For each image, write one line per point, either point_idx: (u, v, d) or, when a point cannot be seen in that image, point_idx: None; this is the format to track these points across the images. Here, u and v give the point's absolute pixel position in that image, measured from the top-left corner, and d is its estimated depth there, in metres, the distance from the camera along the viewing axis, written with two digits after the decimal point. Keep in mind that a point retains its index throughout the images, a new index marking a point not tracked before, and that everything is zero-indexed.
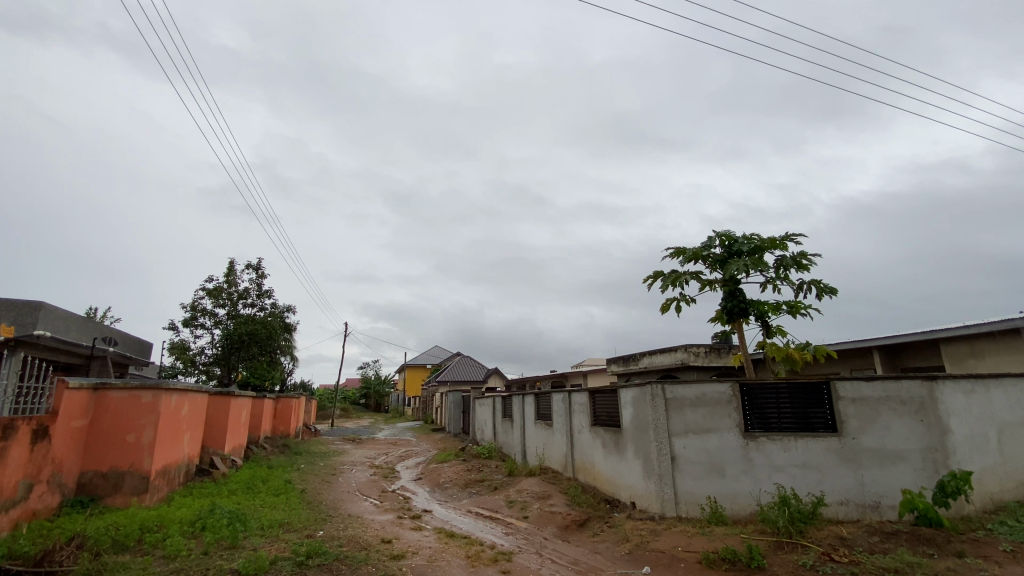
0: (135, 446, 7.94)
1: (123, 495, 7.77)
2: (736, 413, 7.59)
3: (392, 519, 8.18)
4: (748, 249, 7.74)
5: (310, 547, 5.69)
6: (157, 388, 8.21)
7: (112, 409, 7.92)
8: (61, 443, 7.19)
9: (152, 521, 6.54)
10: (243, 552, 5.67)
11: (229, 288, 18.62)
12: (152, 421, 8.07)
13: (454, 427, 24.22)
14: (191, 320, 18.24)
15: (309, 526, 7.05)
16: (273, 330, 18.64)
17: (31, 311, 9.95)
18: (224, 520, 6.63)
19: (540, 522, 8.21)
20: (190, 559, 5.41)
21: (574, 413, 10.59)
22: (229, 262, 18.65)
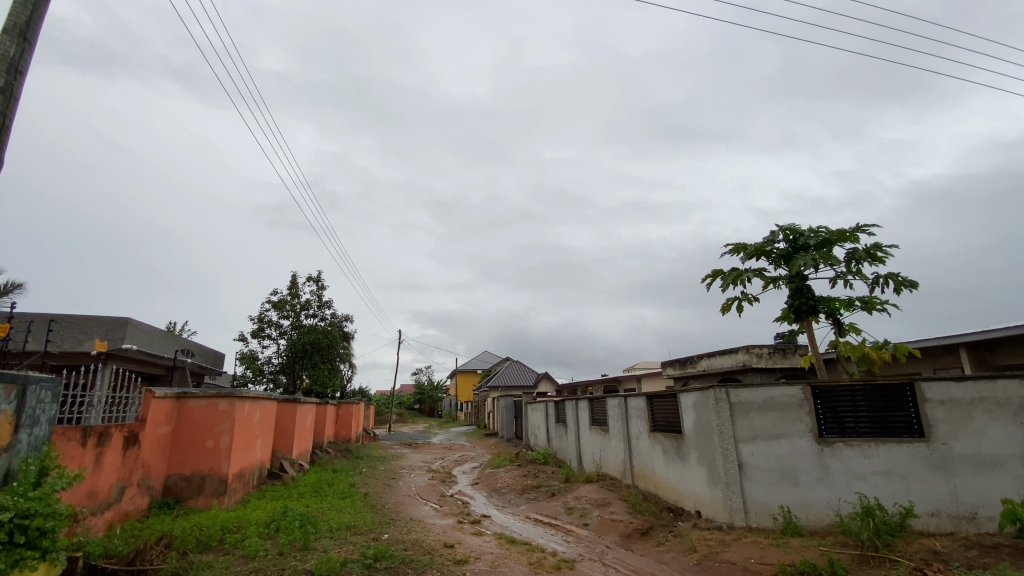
0: (213, 451, 8.45)
1: (204, 497, 8.28)
2: (808, 417, 7.16)
3: (452, 523, 8.27)
4: (815, 242, 7.30)
5: (377, 550, 5.84)
6: (232, 396, 8.72)
7: (193, 416, 8.51)
8: (150, 449, 7.77)
9: (231, 522, 6.94)
10: (315, 553, 5.89)
11: (292, 300, 19.58)
12: (228, 428, 8.58)
13: (507, 433, 24.27)
14: (259, 331, 19.30)
15: (374, 530, 7.25)
16: (333, 339, 19.45)
17: (119, 326, 10.82)
18: (296, 522, 6.94)
19: (602, 530, 8.05)
20: (267, 559, 5.67)
21: (631, 418, 10.34)
22: (291, 276, 19.67)
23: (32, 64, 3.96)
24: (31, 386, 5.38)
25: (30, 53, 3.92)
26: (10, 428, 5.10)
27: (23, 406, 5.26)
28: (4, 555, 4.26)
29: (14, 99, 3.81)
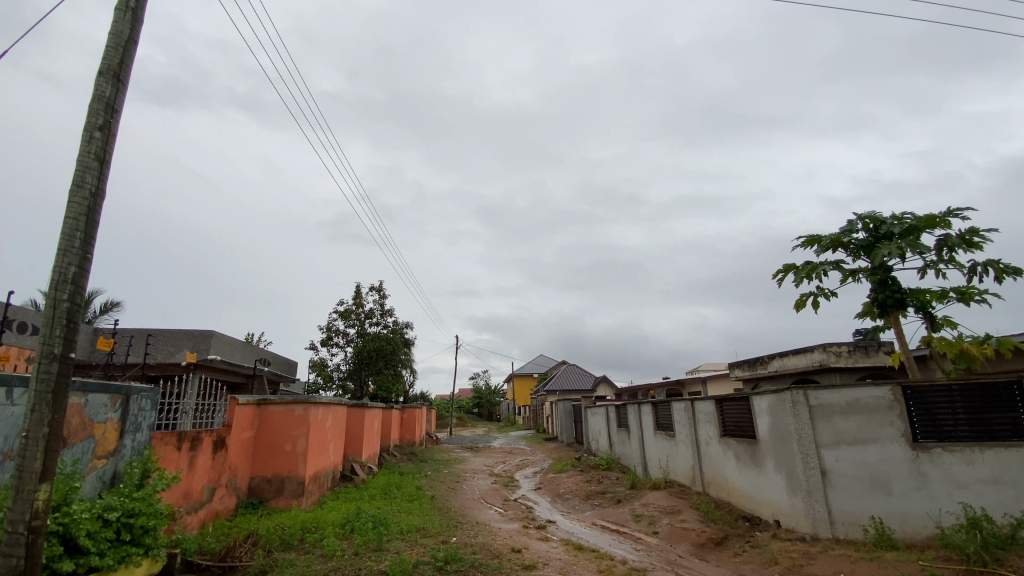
0: (291, 454, 8.94)
1: (285, 498, 8.76)
2: (900, 421, 6.59)
3: (518, 528, 8.29)
4: (900, 230, 6.73)
5: (447, 553, 5.94)
6: (307, 402, 9.20)
7: (273, 421, 9.05)
8: (236, 452, 8.33)
9: (310, 522, 7.29)
10: (388, 554, 6.08)
11: (357, 309, 20.45)
12: (304, 432, 9.05)
13: (567, 437, 24.08)
14: (328, 340, 20.31)
15: (442, 532, 7.38)
16: (395, 345, 20.21)
17: (205, 338, 11.73)
18: (369, 524, 7.19)
19: (672, 539, 7.77)
20: (344, 559, 5.91)
21: (699, 422, 9.96)
22: (355, 286, 20.60)
23: (125, 101, 4.24)
24: (134, 395, 5.91)
25: (123, 91, 4.21)
26: (117, 433, 5.63)
27: (127, 414, 5.79)
28: (113, 549, 4.70)
29: (111, 135, 4.10)
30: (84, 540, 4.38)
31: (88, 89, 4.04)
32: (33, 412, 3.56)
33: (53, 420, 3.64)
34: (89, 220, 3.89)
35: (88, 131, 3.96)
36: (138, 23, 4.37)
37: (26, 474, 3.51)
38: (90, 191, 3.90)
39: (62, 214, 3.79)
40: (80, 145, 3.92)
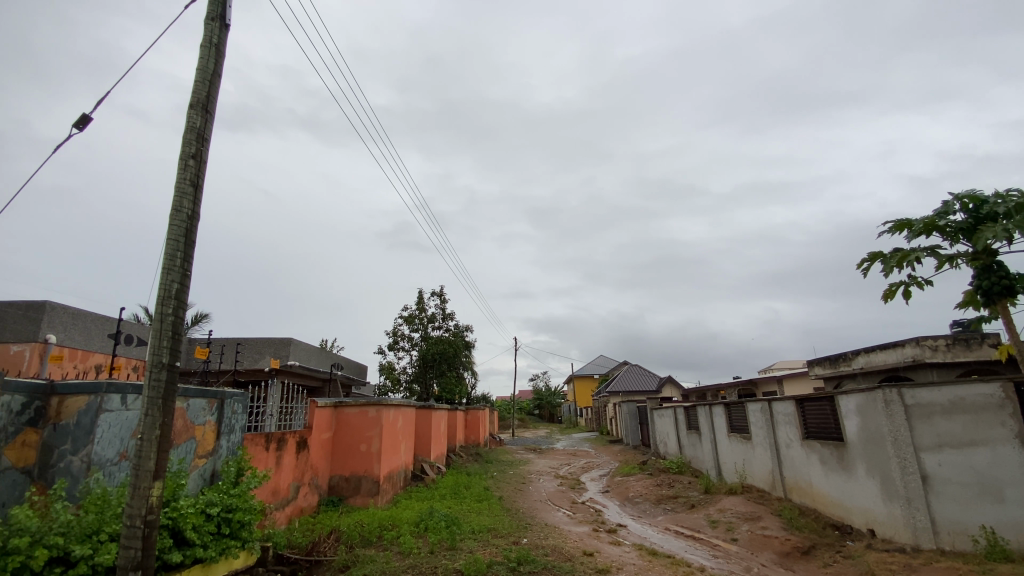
0: (366, 454, 9.36)
1: (362, 496, 9.17)
2: (1014, 421, 5.90)
3: (588, 531, 8.21)
4: (1006, 210, 6.02)
5: (519, 554, 5.99)
6: (379, 404, 9.60)
7: (348, 422, 9.51)
8: (316, 452, 8.83)
9: (387, 520, 7.58)
10: (462, 553, 6.22)
11: (420, 314, 21.09)
12: (377, 433, 9.45)
13: (632, 438, 23.55)
14: (394, 344, 21.08)
15: (513, 533, 7.45)
16: (457, 348, 20.67)
17: (284, 345, 12.56)
18: (442, 523, 7.38)
19: (753, 547, 7.40)
20: (421, 556, 6.11)
21: (777, 424, 9.43)
22: (418, 291, 21.28)
23: (214, 130, 4.62)
24: (228, 399, 6.40)
25: (211, 121, 4.59)
26: (214, 435, 6.14)
27: (222, 416, 6.30)
28: (215, 541, 5.12)
29: (203, 162, 4.48)
30: (190, 533, 4.80)
31: (181, 122, 4.44)
32: (146, 416, 3.94)
33: (163, 423, 4.02)
34: (187, 241, 4.27)
35: (184, 160, 4.36)
36: (222, 57, 4.75)
37: (141, 473, 3.89)
38: (187, 215, 4.28)
39: (165, 237, 4.19)
40: (178, 173, 4.32)
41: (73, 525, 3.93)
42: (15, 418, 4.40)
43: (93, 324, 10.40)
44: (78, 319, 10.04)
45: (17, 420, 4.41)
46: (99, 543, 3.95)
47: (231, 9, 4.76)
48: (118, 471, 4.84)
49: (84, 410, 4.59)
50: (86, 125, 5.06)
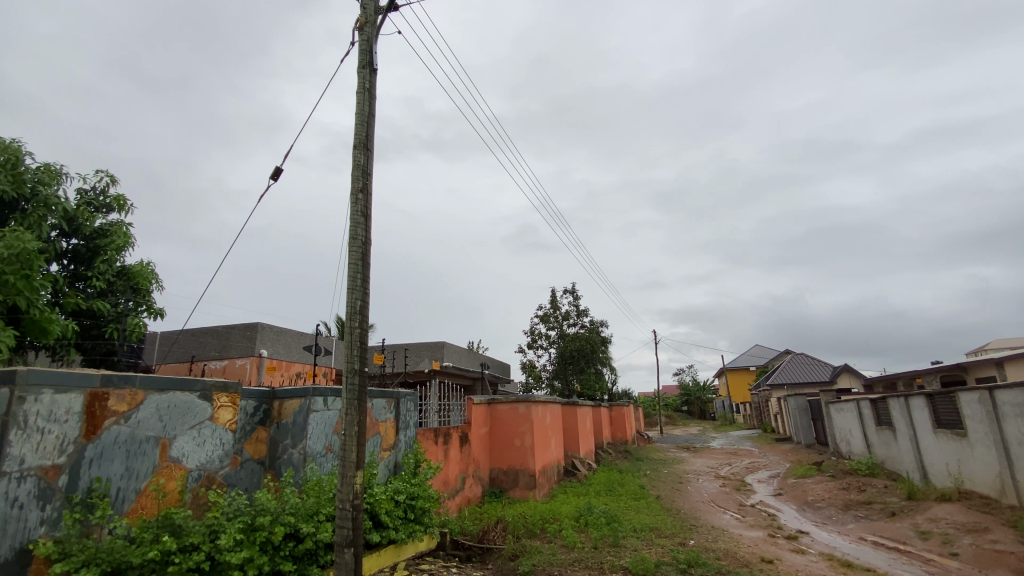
0: (521, 449, 9.80)
1: (521, 489, 9.60)
2: None
3: (763, 536, 7.57)
4: None
5: (689, 556, 5.76)
6: (528, 401, 9.98)
7: (502, 418, 10.04)
8: (476, 446, 9.47)
9: (549, 513, 7.83)
10: (628, 551, 6.18)
11: (554, 312, 21.40)
12: (529, 428, 9.83)
13: (804, 437, 21.04)
14: (533, 343, 21.70)
15: (679, 534, 7.18)
16: (595, 344, 20.58)
17: (438, 348, 13.97)
18: (602, 519, 7.40)
19: (982, 564, 6.12)
20: (586, 551, 6.20)
21: (1003, 417, 7.70)
22: (551, 291, 21.64)
23: (374, 164, 5.22)
24: (402, 398, 7.20)
25: (372, 156, 5.20)
26: (394, 429, 6.95)
27: (399, 414, 7.11)
28: (404, 525, 5.79)
29: (369, 194, 5.08)
30: (384, 516, 5.51)
31: (350, 161, 5.11)
32: (347, 414, 4.63)
33: (360, 420, 4.65)
34: (365, 263, 4.91)
35: (354, 195, 5.00)
36: (374, 99, 5.36)
37: (347, 463, 4.54)
38: (362, 242, 4.91)
39: (348, 261, 4.88)
40: (351, 206, 4.98)
41: (300, 506, 4.74)
42: (250, 418, 5.41)
43: (292, 339, 12.43)
44: (281, 335, 12.10)
45: (252, 419, 5.42)
46: (319, 522, 4.73)
47: (377, 55, 5.37)
48: (326, 461, 5.72)
49: (298, 411, 5.51)
50: (279, 176, 6.14)
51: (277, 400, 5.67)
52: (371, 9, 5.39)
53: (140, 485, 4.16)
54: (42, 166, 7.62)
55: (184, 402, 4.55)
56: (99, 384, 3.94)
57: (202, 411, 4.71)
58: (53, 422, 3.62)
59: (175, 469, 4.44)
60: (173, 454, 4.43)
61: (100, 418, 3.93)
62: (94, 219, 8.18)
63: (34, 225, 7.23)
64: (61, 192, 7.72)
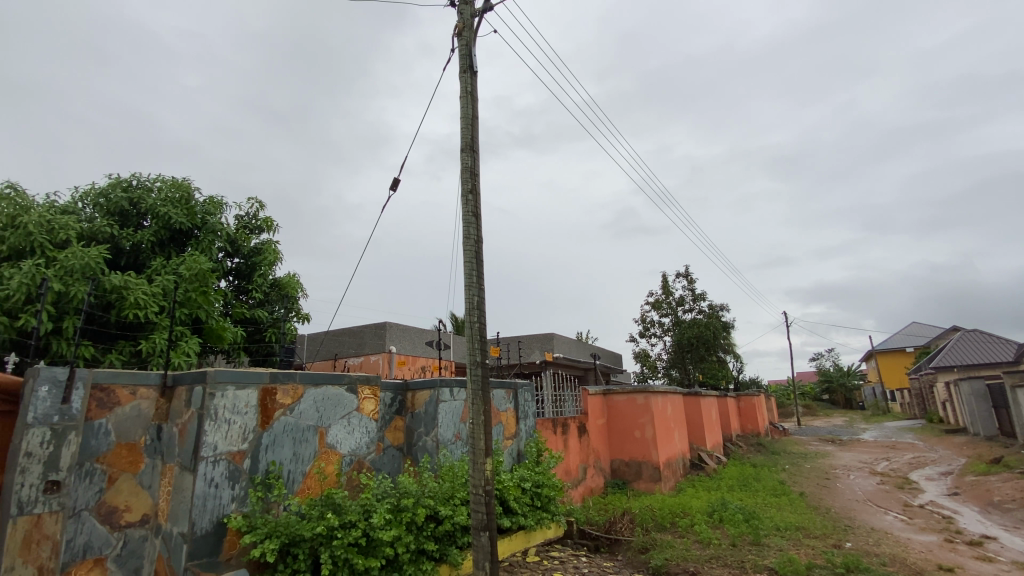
0: (642, 440, 9.52)
1: (644, 482, 9.34)
2: None
3: (937, 541, 6.55)
4: None
5: (847, 559, 5.17)
6: (646, 391, 9.65)
7: (619, 409, 9.85)
8: (595, 437, 9.41)
9: (678, 507, 7.52)
10: (772, 551, 5.72)
11: (667, 298, 20.46)
12: (649, 419, 9.52)
13: (985, 428, 17.77)
14: (646, 331, 20.96)
15: (831, 535, 6.47)
16: (715, 330, 19.30)
17: (548, 339, 14.17)
18: (739, 515, 6.93)
19: None
20: (723, 548, 5.85)
21: None
22: (663, 276, 20.70)
23: (481, 164, 5.38)
24: (520, 389, 7.37)
25: (478, 157, 5.36)
26: (515, 419, 7.15)
27: (519, 404, 7.29)
28: (532, 511, 5.94)
29: (478, 193, 5.24)
30: (513, 502, 5.69)
31: (458, 164, 5.31)
32: (473, 404, 4.83)
33: (485, 410, 4.83)
34: (479, 260, 5.08)
35: (464, 196, 5.19)
36: (476, 100, 5.50)
37: (477, 451, 4.75)
38: (474, 240, 5.09)
39: (463, 260, 5.08)
40: (462, 207, 5.17)
41: (437, 490, 5.08)
42: (388, 408, 5.90)
43: (415, 335, 13.36)
44: (406, 332, 13.07)
45: (390, 410, 5.91)
46: (455, 505, 5.05)
47: (476, 57, 5.50)
48: (456, 448, 6.07)
49: (428, 401, 5.90)
50: (397, 186, 6.66)
51: (409, 391, 6.11)
52: (467, 13, 5.54)
53: (305, 468, 4.74)
54: (208, 199, 9.00)
55: (335, 395, 5.09)
56: (268, 381, 4.55)
57: (350, 402, 5.23)
58: (236, 414, 4.27)
59: (332, 454, 4.99)
60: (329, 441, 4.99)
61: (271, 410, 4.54)
62: (250, 240, 9.48)
63: (206, 249, 8.57)
64: (223, 219, 9.06)
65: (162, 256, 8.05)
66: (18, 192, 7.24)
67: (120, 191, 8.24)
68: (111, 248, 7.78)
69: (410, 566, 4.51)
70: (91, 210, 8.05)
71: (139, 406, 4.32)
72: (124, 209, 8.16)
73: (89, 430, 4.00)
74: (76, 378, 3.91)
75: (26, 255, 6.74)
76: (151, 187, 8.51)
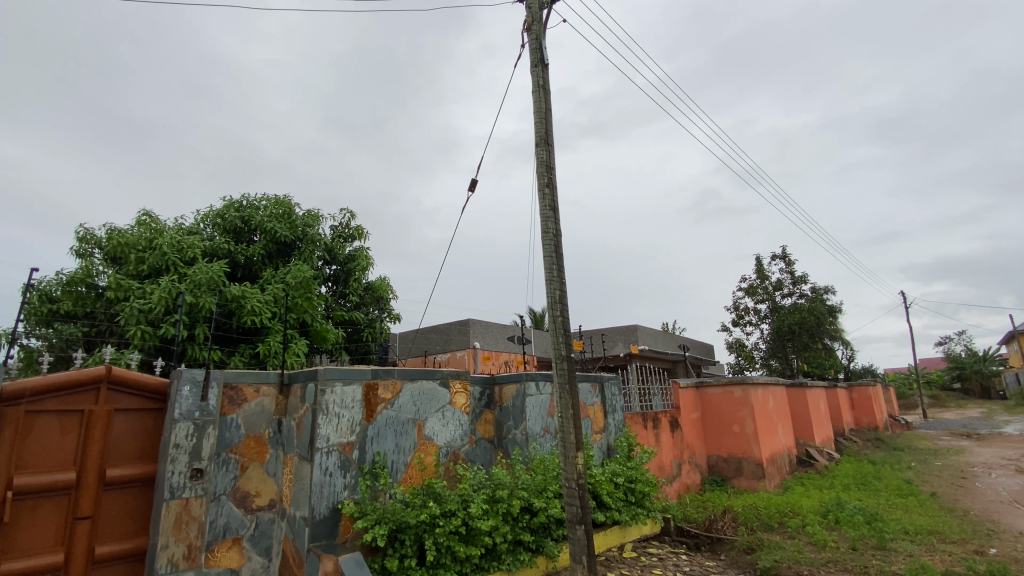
0: (741, 435, 8.99)
1: (746, 479, 8.81)
2: None
3: None
4: None
5: (995, 567, 4.54)
6: (744, 383, 9.09)
7: (715, 402, 9.37)
8: (690, 432, 9.04)
9: (786, 507, 7.01)
10: (899, 556, 5.17)
11: (763, 283, 19.11)
12: (749, 413, 8.96)
13: None
14: (739, 319, 19.75)
15: (972, 540, 5.71)
16: (820, 315, 17.70)
17: (633, 332, 13.81)
18: (858, 517, 6.32)
19: None
20: (841, 552, 5.37)
21: None
22: (756, 259, 19.35)
23: (556, 157, 5.34)
24: (607, 382, 7.26)
25: (553, 150, 5.33)
26: (603, 413, 7.05)
27: (606, 397, 7.17)
28: (627, 506, 5.83)
29: (555, 186, 5.21)
30: (606, 497, 5.63)
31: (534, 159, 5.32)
32: (561, 398, 4.82)
33: (574, 404, 4.79)
34: (559, 255, 5.06)
35: (541, 190, 5.19)
36: (549, 93, 5.47)
37: (568, 445, 4.73)
38: (553, 234, 5.07)
39: (543, 255, 5.08)
40: (540, 202, 5.17)
41: (530, 482, 5.14)
42: (478, 402, 6.06)
43: (498, 331, 13.62)
44: (489, 328, 13.37)
45: (479, 404, 6.07)
46: (548, 498, 5.09)
47: (546, 50, 5.46)
48: (546, 441, 6.11)
49: (515, 395, 5.99)
50: (475, 187, 6.82)
51: (497, 385, 6.24)
52: (535, 7, 5.51)
53: (406, 459, 5.01)
54: (307, 212, 9.79)
55: (430, 389, 5.32)
56: (370, 377, 4.86)
57: (443, 396, 5.44)
58: (344, 408, 4.61)
59: (430, 446, 5.23)
60: (427, 433, 5.23)
61: (374, 404, 4.85)
62: (345, 248, 10.17)
63: (307, 258, 9.32)
64: (320, 230, 9.81)
65: (271, 266, 8.88)
66: (153, 218, 8.34)
67: (233, 211, 9.20)
68: (229, 262, 8.69)
69: (508, 556, 4.63)
70: (211, 230, 9.07)
71: (262, 402, 4.81)
72: (237, 227, 9.09)
73: (223, 424, 4.51)
74: (212, 378, 4.42)
75: (163, 272, 7.73)
76: (258, 206, 9.42)
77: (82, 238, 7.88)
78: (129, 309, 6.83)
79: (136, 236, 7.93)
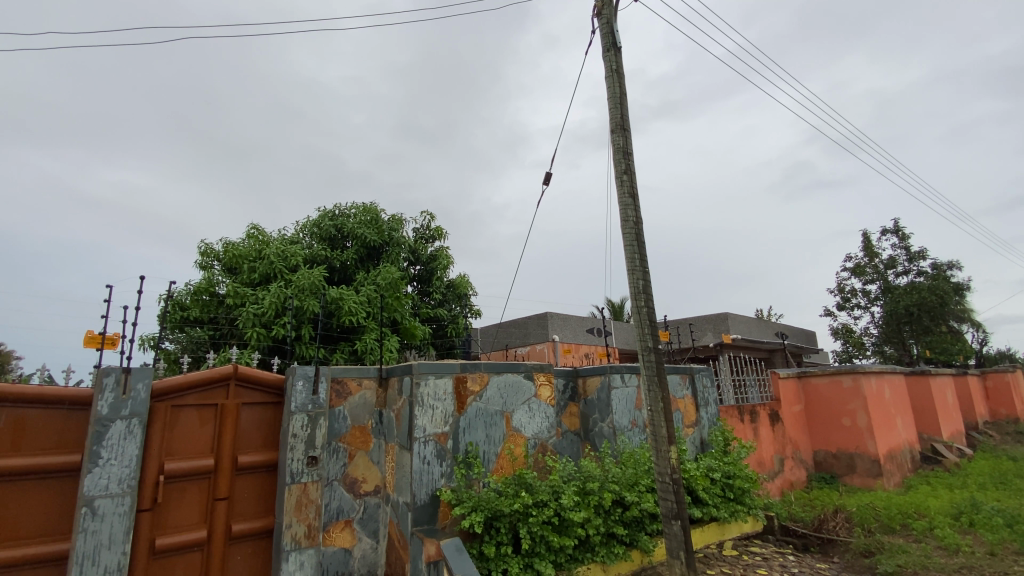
0: (853, 429, 8.24)
1: (860, 476, 8.06)
2: None
3: None
4: None
5: None
6: (854, 372, 8.31)
7: (820, 393, 8.67)
8: (792, 425, 8.45)
9: (909, 506, 6.35)
10: None
11: (871, 261, 17.29)
12: (861, 405, 8.18)
13: None
14: (845, 302, 18.04)
15: None
16: (944, 294, 15.69)
17: (722, 320, 13.12)
18: (998, 519, 5.59)
19: None
20: (978, 557, 4.79)
21: None
22: (863, 235, 17.56)
23: (633, 142, 5.20)
24: (697, 374, 6.97)
25: (630, 136, 5.19)
26: (694, 406, 6.78)
27: (697, 389, 6.89)
28: (725, 503, 5.57)
29: (633, 172, 5.08)
30: (702, 492, 5.42)
31: (610, 146, 5.22)
32: (650, 390, 4.70)
33: (663, 396, 4.66)
34: (640, 243, 4.93)
35: (619, 177, 5.07)
36: (622, 77, 5.33)
37: (659, 438, 4.60)
38: (634, 222, 4.95)
39: (624, 244, 4.98)
40: (618, 189, 5.07)
41: (621, 475, 5.08)
42: (562, 395, 6.09)
43: (577, 324, 13.57)
44: (567, 321, 13.38)
45: (564, 397, 6.10)
46: (641, 492, 5.02)
47: (618, 32, 5.32)
48: (634, 434, 6.01)
49: (600, 388, 5.94)
50: (550, 180, 6.83)
51: (581, 378, 6.22)
52: None
53: (497, 449, 5.17)
54: (392, 217, 10.35)
55: (515, 382, 5.44)
56: (459, 370, 5.05)
57: (529, 389, 5.53)
58: (438, 400, 4.84)
59: (519, 437, 5.35)
60: (515, 425, 5.35)
61: (464, 396, 5.04)
62: (427, 248, 10.63)
63: (394, 259, 9.85)
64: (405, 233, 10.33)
65: (362, 270, 9.51)
66: (260, 231, 9.24)
67: (328, 220, 9.93)
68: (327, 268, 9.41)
69: (601, 548, 4.66)
70: (310, 239, 9.87)
71: (364, 395, 5.18)
72: (332, 234, 9.80)
73: (332, 416, 4.92)
74: (320, 374, 4.82)
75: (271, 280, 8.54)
76: (349, 214, 10.09)
77: (204, 253, 8.93)
78: (246, 314, 7.64)
79: (247, 248, 8.83)
